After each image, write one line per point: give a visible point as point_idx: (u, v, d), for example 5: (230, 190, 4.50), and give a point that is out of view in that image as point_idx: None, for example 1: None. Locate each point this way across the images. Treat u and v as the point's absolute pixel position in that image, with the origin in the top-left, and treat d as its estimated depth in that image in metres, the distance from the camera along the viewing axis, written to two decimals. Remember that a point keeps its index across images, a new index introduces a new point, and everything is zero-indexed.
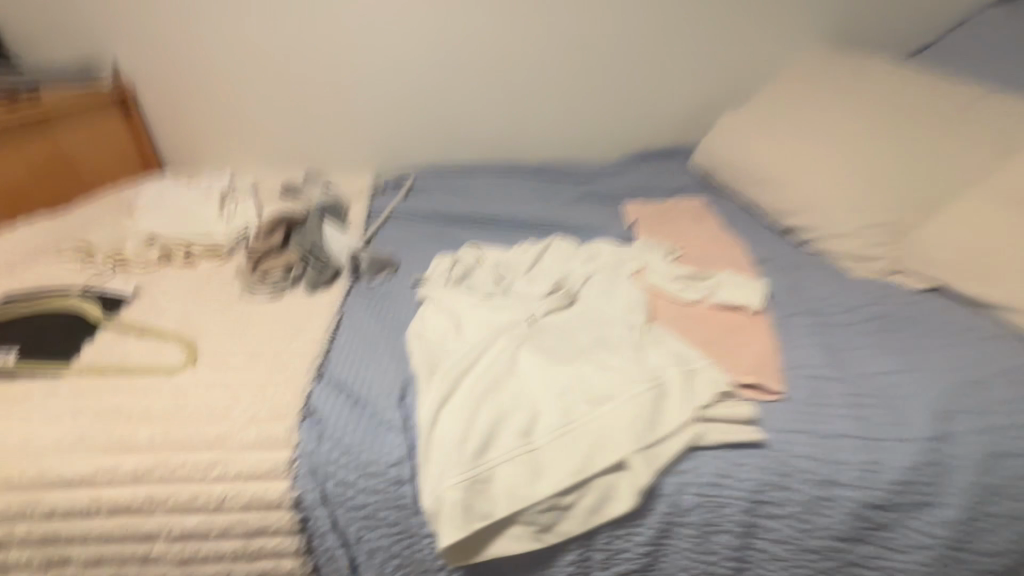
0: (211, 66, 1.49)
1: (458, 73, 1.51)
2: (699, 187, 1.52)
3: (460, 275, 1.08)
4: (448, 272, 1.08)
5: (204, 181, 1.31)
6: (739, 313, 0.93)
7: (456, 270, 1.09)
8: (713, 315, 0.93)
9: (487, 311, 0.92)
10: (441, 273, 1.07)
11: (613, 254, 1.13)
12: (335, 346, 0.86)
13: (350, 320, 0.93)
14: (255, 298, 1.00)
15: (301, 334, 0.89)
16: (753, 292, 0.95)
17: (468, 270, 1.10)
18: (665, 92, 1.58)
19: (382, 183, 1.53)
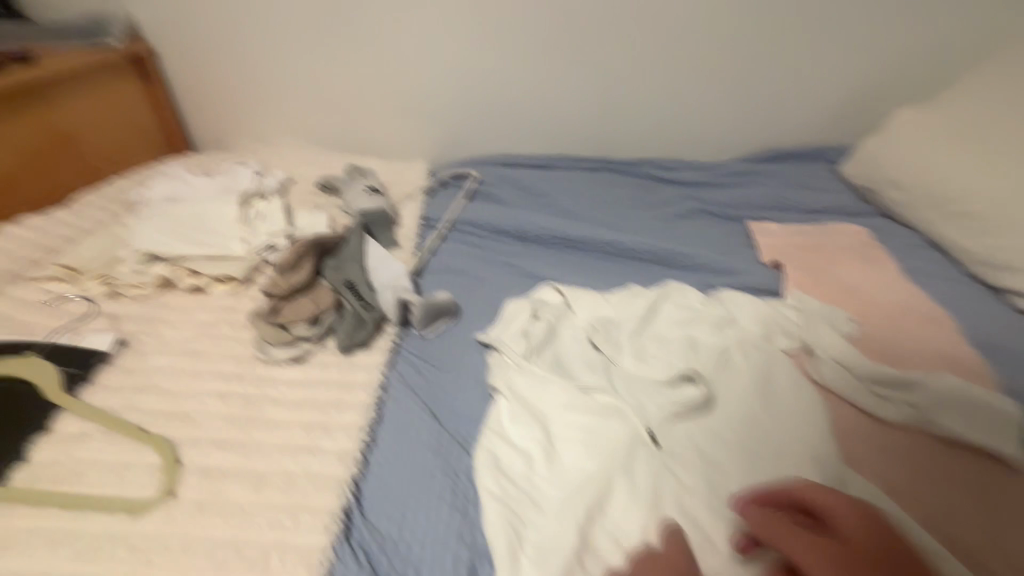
0: (254, 23, 1.26)
1: (542, 37, 1.24)
2: (848, 209, 1.16)
3: (544, 341, 0.79)
4: (528, 336, 0.79)
5: (231, 178, 1.08)
6: (976, 457, 0.61)
7: (538, 334, 0.79)
8: (935, 459, 0.62)
9: (591, 422, 0.63)
10: (520, 336, 0.78)
11: (759, 321, 0.80)
12: (373, 470, 0.59)
13: (396, 418, 0.66)
14: (269, 361, 0.73)
15: (329, 436, 0.62)
16: (998, 426, 0.63)
17: (553, 333, 0.81)
18: (804, 74, 1.25)
19: (443, 181, 1.27)
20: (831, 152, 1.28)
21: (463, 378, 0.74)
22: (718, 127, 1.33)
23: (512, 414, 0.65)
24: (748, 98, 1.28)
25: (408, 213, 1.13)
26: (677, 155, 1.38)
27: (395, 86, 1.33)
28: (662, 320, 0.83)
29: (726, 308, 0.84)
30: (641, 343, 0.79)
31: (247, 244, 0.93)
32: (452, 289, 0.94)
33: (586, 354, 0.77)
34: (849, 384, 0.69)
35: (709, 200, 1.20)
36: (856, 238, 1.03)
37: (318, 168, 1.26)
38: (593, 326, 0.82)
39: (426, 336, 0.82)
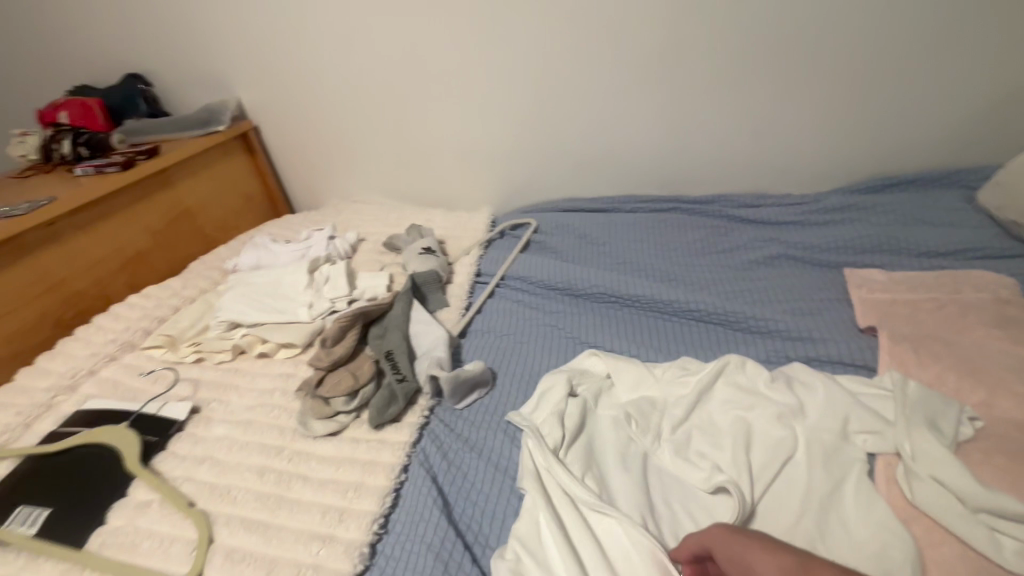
0: (333, 95, 1.38)
1: (599, 76, 1.17)
2: (987, 249, 0.93)
3: (576, 426, 0.73)
4: (560, 420, 0.73)
5: (307, 243, 1.19)
6: None
7: (569, 418, 0.73)
8: None
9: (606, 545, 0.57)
10: (552, 421, 0.72)
11: (834, 411, 0.67)
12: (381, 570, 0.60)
13: (410, 510, 0.66)
14: (309, 435, 0.78)
15: (346, 526, 0.65)
16: None
17: (589, 418, 0.75)
18: (922, 87, 1.04)
19: (502, 232, 1.27)
20: (967, 176, 1.05)
21: (485, 468, 0.71)
22: (811, 153, 1.16)
23: (548, 532, 0.60)
24: (847, 119, 1.10)
25: (462, 268, 1.14)
26: (761, 187, 1.23)
27: (458, 139, 1.36)
28: (711, 401, 0.74)
29: (795, 389, 0.71)
30: (680, 432, 0.71)
31: (310, 309, 1.01)
32: (492, 354, 0.91)
33: (618, 447, 0.70)
34: (948, 511, 0.55)
35: (796, 242, 1.04)
36: (994, 292, 0.82)
37: (386, 224, 1.33)
38: (631, 409, 0.74)
39: (458, 409, 0.81)
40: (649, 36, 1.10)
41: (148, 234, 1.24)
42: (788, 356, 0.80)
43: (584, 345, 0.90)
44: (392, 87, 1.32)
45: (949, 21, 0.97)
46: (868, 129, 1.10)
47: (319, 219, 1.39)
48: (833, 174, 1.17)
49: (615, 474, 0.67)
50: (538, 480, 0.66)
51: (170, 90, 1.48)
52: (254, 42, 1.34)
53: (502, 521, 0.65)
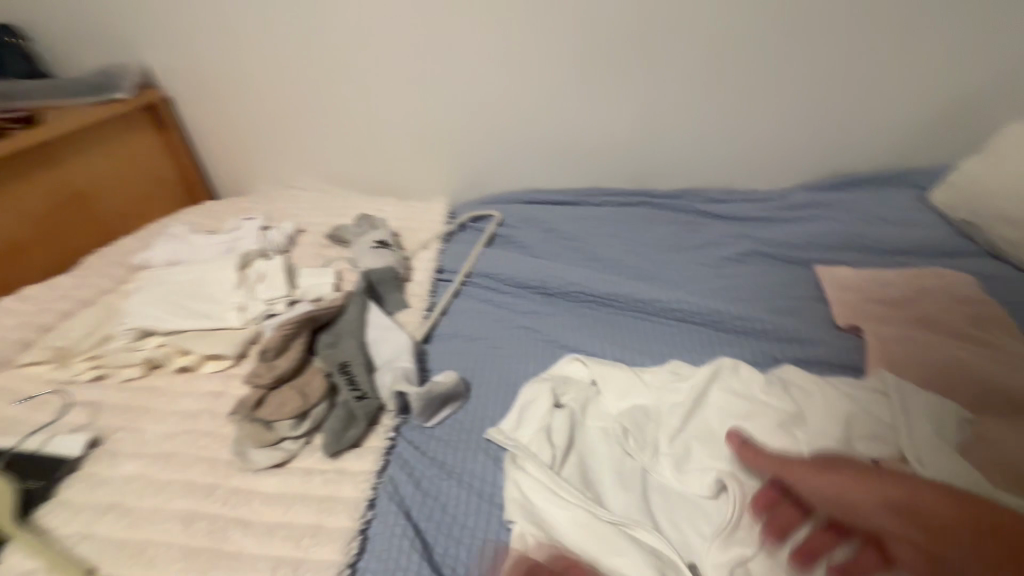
0: (263, 64, 1.20)
1: (567, 57, 1.10)
2: (943, 246, 0.96)
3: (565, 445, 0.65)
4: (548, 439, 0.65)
5: (235, 235, 1.02)
6: None
7: (557, 436, 0.65)
8: None
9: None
10: (542, 441, 0.64)
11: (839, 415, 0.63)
12: None
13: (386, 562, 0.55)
14: (248, 467, 0.65)
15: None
16: None
17: (578, 432, 0.67)
18: (882, 86, 1.05)
19: (463, 224, 1.16)
20: (919, 176, 1.09)
21: (469, 497, 0.62)
22: (776, 148, 1.15)
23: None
24: (810, 116, 1.11)
25: (421, 265, 1.03)
26: (726, 182, 1.21)
27: (410, 122, 1.24)
28: (711, 408, 0.68)
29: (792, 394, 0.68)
30: (684, 444, 0.65)
31: (243, 313, 0.86)
32: (463, 361, 0.82)
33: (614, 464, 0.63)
34: None
35: (767, 238, 1.02)
36: (959, 290, 0.84)
37: (330, 213, 1.18)
38: (623, 422, 0.68)
39: (429, 428, 0.71)
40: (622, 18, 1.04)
41: (22, 221, 1.05)
42: (775, 357, 0.78)
43: (564, 349, 0.83)
44: (335, 58, 1.17)
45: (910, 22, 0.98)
46: (829, 127, 1.11)
47: (249, 207, 1.21)
48: (795, 171, 1.18)
49: (611, 497, 0.60)
50: (533, 518, 0.58)
51: (56, 49, 1.23)
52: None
53: (497, 560, 0.56)
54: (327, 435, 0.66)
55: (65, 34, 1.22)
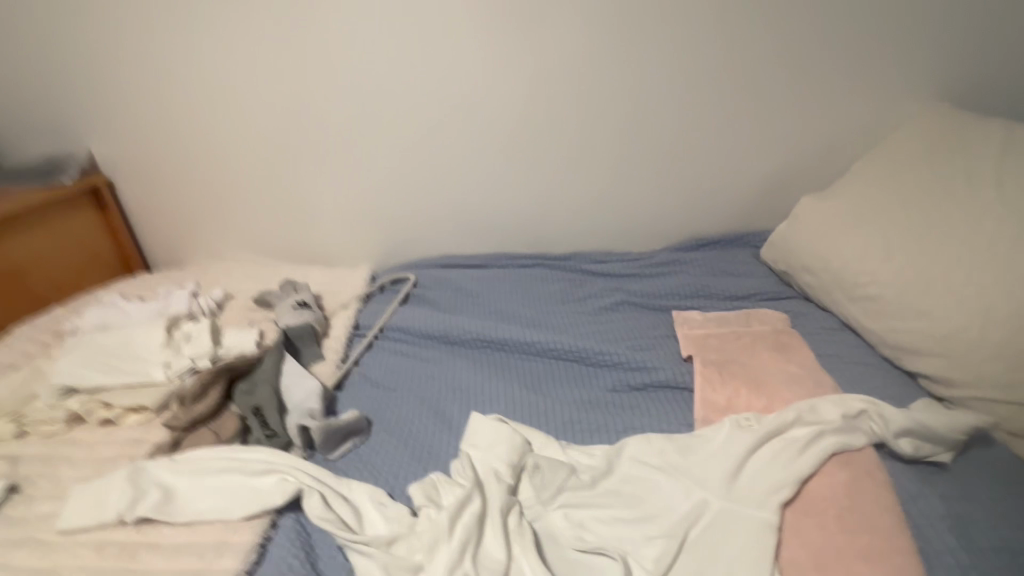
0: (208, 142, 1.36)
1: (469, 144, 1.32)
2: (770, 291, 1.18)
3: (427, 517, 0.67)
4: (397, 517, 0.68)
5: (165, 301, 1.12)
6: (839, 530, 0.63)
7: (422, 531, 0.65)
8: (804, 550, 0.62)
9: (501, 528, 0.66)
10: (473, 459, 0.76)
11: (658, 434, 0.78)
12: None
13: (294, 527, 0.68)
14: (122, 521, 0.68)
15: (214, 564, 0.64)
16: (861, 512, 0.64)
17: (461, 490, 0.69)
18: (719, 168, 1.32)
19: (382, 287, 1.32)
20: (755, 238, 1.34)
21: None
22: (646, 215, 1.38)
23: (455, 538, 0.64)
24: (669, 188, 1.35)
25: (339, 323, 1.16)
26: (611, 245, 1.43)
27: (336, 198, 1.41)
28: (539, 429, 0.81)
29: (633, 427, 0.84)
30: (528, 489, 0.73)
31: (166, 369, 0.95)
32: (368, 402, 0.94)
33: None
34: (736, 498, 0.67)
35: (635, 291, 1.23)
36: (772, 324, 1.05)
37: (259, 280, 1.30)
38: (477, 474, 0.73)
39: (332, 460, 0.82)
40: (512, 113, 1.28)
41: None
42: (630, 385, 0.94)
43: (458, 388, 0.96)
44: (271, 137, 1.35)
45: (732, 113, 1.25)
46: (684, 199, 1.36)
47: (183, 275, 1.32)
48: (664, 234, 1.41)
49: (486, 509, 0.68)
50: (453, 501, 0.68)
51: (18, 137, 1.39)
52: (114, 96, 1.32)
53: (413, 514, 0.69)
54: (195, 481, 0.71)
55: (28, 127, 1.38)
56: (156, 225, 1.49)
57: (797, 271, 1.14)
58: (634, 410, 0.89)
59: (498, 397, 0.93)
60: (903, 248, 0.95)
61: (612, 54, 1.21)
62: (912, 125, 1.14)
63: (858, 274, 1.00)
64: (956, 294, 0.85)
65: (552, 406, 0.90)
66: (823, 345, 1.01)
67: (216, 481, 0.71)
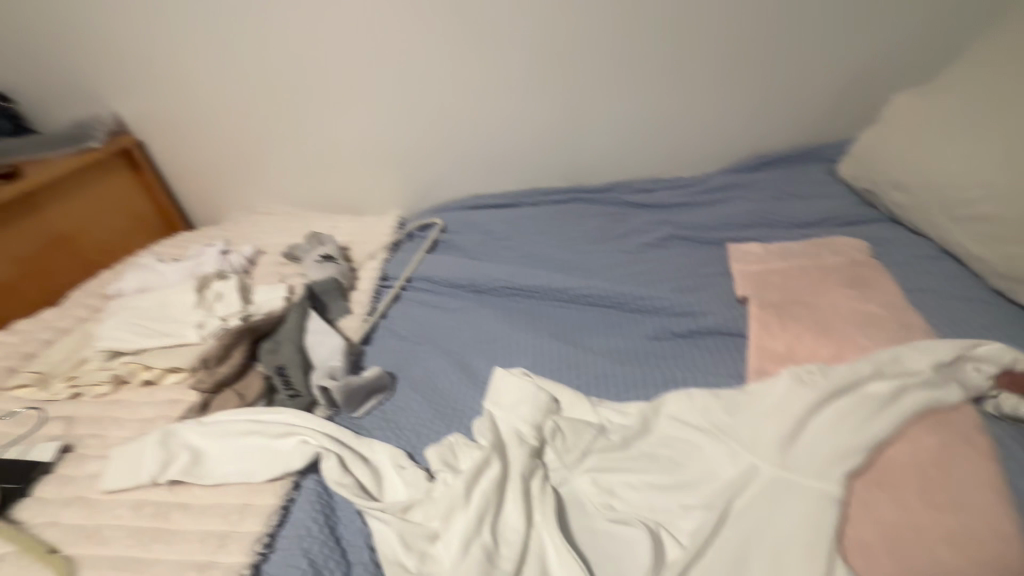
0: (223, 92, 1.31)
1: (492, 67, 1.18)
2: (848, 214, 1.00)
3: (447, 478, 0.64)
4: (415, 485, 0.65)
5: (198, 260, 1.13)
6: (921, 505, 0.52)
7: (438, 499, 0.62)
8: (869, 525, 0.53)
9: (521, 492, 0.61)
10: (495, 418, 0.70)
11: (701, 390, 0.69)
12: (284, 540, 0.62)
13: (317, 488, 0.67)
14: (156, 482, 0.70)
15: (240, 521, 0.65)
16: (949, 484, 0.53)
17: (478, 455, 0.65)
18: (790, 67, 1.09)
19: (410, 233, 1.26)
20: (831, 152, 1.13)
21: None
22: (699, 133, 1.20)
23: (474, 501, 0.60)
24: (725, 99, 1.15)
25: (366, 274, 1.12)
26: (657, 172, 1.27)
27: (356, 141, 1.34)
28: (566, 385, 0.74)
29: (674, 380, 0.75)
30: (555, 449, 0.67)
31: (199, 329, 0.96)
32: (393, 357, 0.91)
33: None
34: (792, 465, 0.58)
35: (683, 224, 1.09)
36: (848, 255, 0.89)
37: (288, 233, 1.28)
38: (498, 434, 0.68)
39: (356, 418, 0.80)
40: (537, 25, 1.11)
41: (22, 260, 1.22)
42: (673, 332, 0.84)
43: (484, 340, 0.90)
44: (283, 80, 1.27)
45: None
46: (744, 110, 1.16)
47: (217, 232, 1.32)
48: (720, 154, 1.22)
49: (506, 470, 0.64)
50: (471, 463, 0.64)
51: (52, 104, 1.41)
52: (128, 51, 1.29)
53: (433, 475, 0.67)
54: (221, 442, 0.72)
55: (59, 92, 1.40)
56: (191, 183, 1.50)
57: (884, 188, 0.94)
58: (676, 360, 0.79)
59: (526, 349, 0.86)
60: None
61: None
62: None
63: (966, 188, 0.80)
64: None
65: (585, 358, 0.82)
66: (912, 278, 0.84)
67: (241, 443, 0.71)
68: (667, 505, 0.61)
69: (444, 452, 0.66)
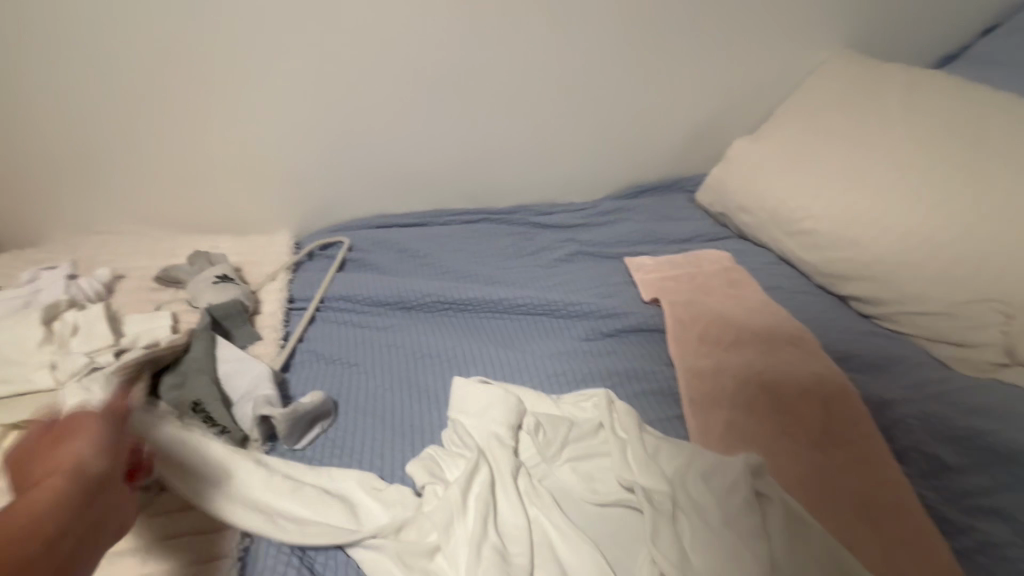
0: (51, 87, 1.06)
1: (400, 89, 1.18)
2: (710, 232, 1.24)
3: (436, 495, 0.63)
4: (399, 504, 0.62)
5: (32, 288, 0.89)
6: (823, 442, 0.68)
7: (433, 512, 0.60)
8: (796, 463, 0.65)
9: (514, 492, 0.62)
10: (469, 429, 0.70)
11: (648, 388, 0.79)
12: None
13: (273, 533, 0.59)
14: None
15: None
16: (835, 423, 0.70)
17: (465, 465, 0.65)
18: (656, 113, 1.32)
19: (311, 253, 1.16)
20: (689, 183, 1.38)
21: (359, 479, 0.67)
22: (587, 163, 1.36)
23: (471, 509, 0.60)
24: (609, 135, 1.33)
25: (269, 297, 1.01)
26: (553, 196, 1.40)
27: (238, 154, 1.20)
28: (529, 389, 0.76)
29: (617, 371, 0.84)
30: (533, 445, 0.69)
31: (54, 371, 0.76)
32: (326, 382, 0.84)
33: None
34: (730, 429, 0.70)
35: (586, 241, 1.22)
36: (721, 263, 1.10)
37: (154, 255, 1.08)
38: (478, 441, 0.68)
39: (300, 450, 0.71)
40: (448, 55, 1.16)
41: None
42: (604, 332, 0.93)
43: (427, 356, 0.88)
44: (143, 82, 1.08)
45: (667, 57, 1.25)
46: (623, 146, 1.35)
47: (45, 258, 1.05)
48: (604, 182, 1.40)
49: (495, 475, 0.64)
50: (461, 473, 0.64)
51: None
52: None
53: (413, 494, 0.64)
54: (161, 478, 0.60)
55: None
56: None
57: (735, 212, 1.19)
58: (612, 356, 0.88)
59: (472, 360, 0.87)
60: (833, 184, 1.03)
61: None
62: (828, 68, 1.22)
63: (793, 210, 1.07)
64: (882, 223, 0.95)
65: (532, 363, 0.86)
66: (765, 279, 1.08)
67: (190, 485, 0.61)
68: (648, 476, 0.63)
69: (429, 467, 0.66)
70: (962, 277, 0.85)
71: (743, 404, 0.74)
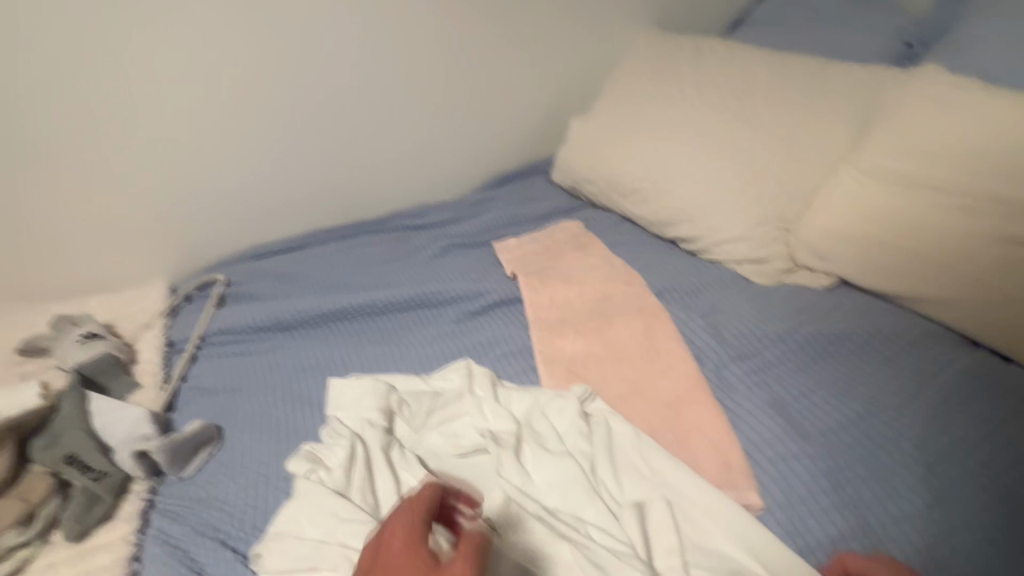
0: None
1: (248, 121, 1.21)
2: (567, 205, 1.37)
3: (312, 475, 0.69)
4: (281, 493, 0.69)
5: None
6: (641, 361, 0.82)
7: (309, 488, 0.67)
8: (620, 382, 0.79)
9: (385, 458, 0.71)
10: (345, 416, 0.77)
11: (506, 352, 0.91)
12: None
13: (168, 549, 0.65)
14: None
15: None
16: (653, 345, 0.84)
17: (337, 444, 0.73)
18: (502, 107, 1.44)
19: (188, 296, 1.18)
20: (546, 165, 1.51)
21: (245, 485, 0.73)
22: (450, 162, 1.45)
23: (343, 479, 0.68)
24: (463, 134, 1.43)
25: (147, 345, 1.02)
26: (425, 198, 1.48)
27: (91, 212, 1.18)
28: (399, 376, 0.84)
29: (483, 343, 0.94)
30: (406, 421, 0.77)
31: None
32: (211, 411, 0.88)
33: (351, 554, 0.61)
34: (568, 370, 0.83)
35: (457, 234, 1.31)
36: (573, 231, 1.23)
37: (16, 329, 1.06)
38: (348, 425, 0.76)
39: (187, 477, 0.75)
40: (291, 82, 1.20)
41: None
42: (471, 312, 1.02)
43: (308, 367, 0.94)
44: None
45: (499, 55, 1.36)
46: (479, 141, 1.46)
47: None
48: (471, 177, 1.50)
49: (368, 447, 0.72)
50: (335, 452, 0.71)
51: None
52: None
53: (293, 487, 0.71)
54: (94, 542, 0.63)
55: None
56: None
57: (582, 183, 1.33)
58: (479, 331, 0.98)
59: (350, 362, 0.94)
60: (649, 147, 1.18)
61: (374, 9, 1.20)
62: (639, 45, 1.38)
63: (624, 174, 1.21)
64: (688, 173, 1.11)
65: (406, 352, 0.95)
66: (612, 238, 1.22)
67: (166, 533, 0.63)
68: (497, 420, 0.74)
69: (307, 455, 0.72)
70: (750, 206, 1.03)
71: (581, 347, 0.87)
